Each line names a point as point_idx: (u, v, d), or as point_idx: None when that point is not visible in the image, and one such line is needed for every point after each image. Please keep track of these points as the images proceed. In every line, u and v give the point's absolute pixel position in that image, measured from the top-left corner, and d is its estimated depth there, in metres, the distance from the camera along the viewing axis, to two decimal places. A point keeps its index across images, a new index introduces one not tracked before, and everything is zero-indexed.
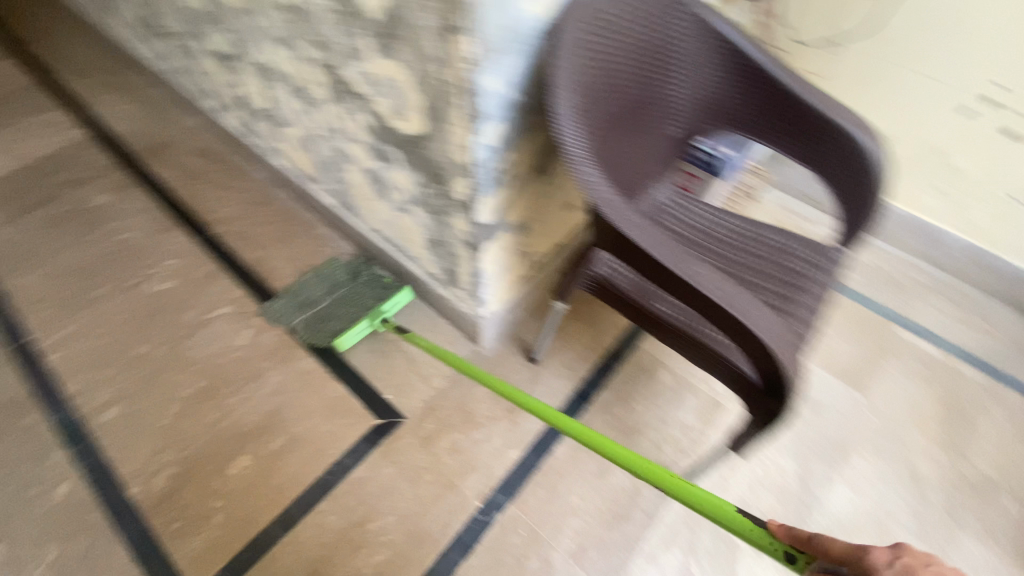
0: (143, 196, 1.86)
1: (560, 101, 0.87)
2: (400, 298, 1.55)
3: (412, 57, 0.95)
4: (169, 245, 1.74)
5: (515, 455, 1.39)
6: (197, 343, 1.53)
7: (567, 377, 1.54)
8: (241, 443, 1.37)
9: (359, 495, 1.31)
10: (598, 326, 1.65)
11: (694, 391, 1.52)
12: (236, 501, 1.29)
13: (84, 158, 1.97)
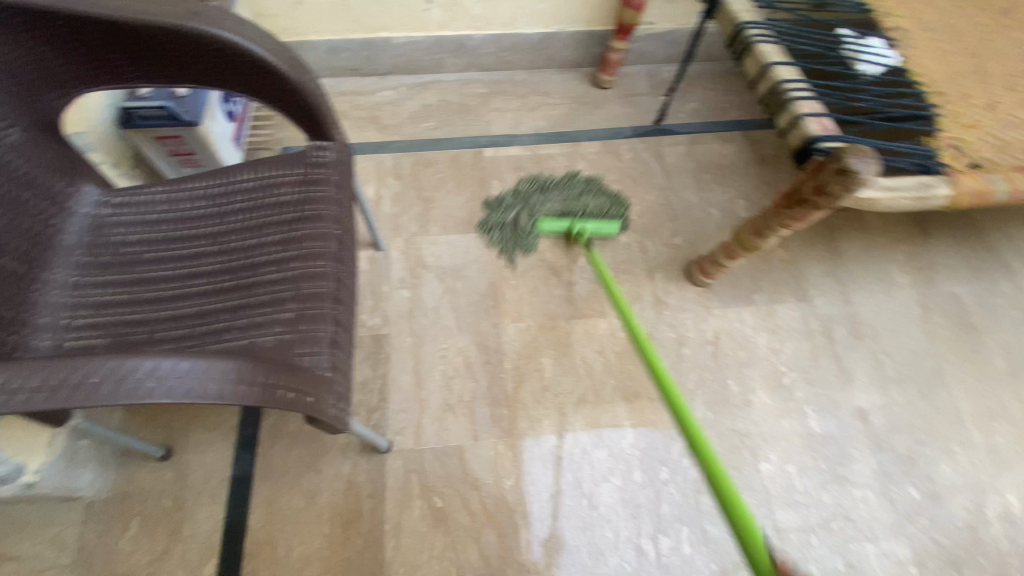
0: (427, 101, 1.40)
1: None
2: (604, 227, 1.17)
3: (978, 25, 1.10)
4: (505, 122, 1.40)
5: None
6: (568, 229, 1.24)
7: None
8: (579, 310, 1.13)
9: (876, 364, 1.10)
10: None
11: None
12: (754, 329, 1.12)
13: (343, 44, 1.34)
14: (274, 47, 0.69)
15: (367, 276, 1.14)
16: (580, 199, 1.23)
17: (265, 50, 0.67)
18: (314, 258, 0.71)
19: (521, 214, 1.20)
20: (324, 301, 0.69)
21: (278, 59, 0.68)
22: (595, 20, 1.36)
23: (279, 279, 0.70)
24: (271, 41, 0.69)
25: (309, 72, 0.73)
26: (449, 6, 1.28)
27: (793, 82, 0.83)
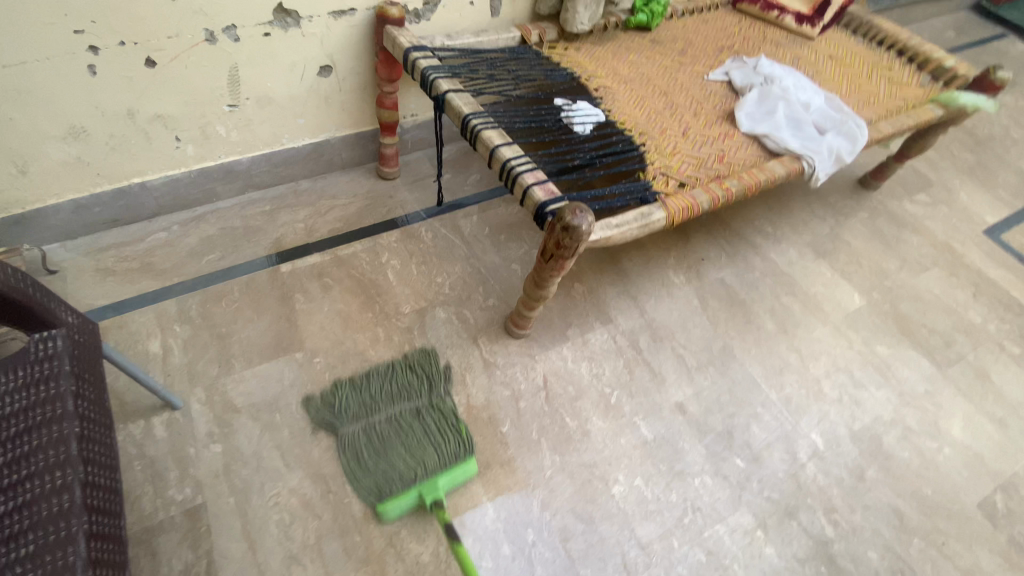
0: (205, 232, 1.33)
1: (826, 117, 1.26)
2: (460, 470, 1.00)
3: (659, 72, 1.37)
4: (298, 234, 1.38)
5: (880, 481, 1.14)
6: (384, 322, 1.24)
7: (792, 306, 1.41)
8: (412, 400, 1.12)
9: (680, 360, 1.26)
10: (801, 269, 1.49)
11: (861, 251, 1.57)
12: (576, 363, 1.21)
13: (90, 199, 1.23)
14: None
15: (168, 443, 1.02)
16: (409, 399, 1.10)
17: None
18: (47, 468, 0.61)
19: (353, 449, 1.02)
20: (70, 518, 0.58)
21: None
22: (360, 122, 1.43)
23: (1, 511, 0.58)
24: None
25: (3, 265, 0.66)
26: (203, 139, 1.25)
27: (517, 158, 0.96)
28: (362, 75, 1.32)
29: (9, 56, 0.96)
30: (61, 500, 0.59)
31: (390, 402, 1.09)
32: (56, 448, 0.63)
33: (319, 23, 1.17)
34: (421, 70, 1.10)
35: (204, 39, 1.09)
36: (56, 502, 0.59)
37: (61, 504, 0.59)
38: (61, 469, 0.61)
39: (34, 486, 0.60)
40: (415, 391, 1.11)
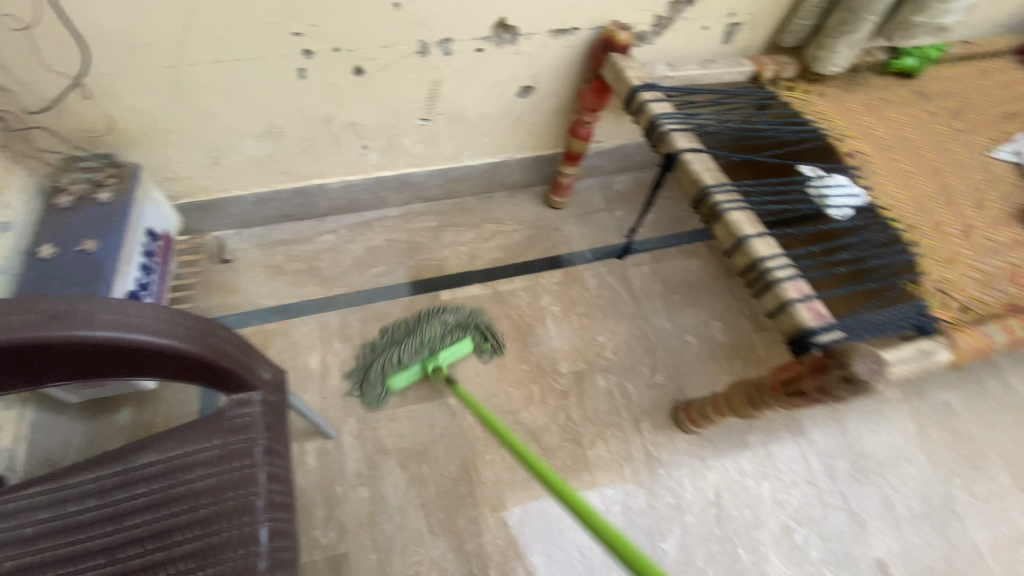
0: (372, 243, 1.29)
1: None
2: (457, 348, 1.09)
3: (932, 139, 1.09)
4: (459, 257, 1.29)
5: None
6: (541, 378, 1.12)
7: None
8: (565, 482, 1.00)
9: (885, 502, 1.04)
10: None
11: None
12: (754, 478, 1.03)
13: (275, 195, 1.21)
14: (168, 321, 0.56)
15: (317, 476, 0.98)
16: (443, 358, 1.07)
17: (154, 331, 0.54)
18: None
19: (370, 356, 1.09)
20: None
21: (177, 337, 0.56)
22: (542, 144, 1.30)
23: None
24: (164, 314, 0.56)
25: (217, 330, 0.60)
26: (387, 149, 1.19)
27: (774, 256, 0.76)
28: (562, 98, 1.18)
29: (228, 53, 0.91)
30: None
31: (420, 319, 1.11)
32: (244, 552, 0.57)
33: (536, 41, 1.03)
34: (651, 115, 0.93)
35: (417, 51, 0.99)
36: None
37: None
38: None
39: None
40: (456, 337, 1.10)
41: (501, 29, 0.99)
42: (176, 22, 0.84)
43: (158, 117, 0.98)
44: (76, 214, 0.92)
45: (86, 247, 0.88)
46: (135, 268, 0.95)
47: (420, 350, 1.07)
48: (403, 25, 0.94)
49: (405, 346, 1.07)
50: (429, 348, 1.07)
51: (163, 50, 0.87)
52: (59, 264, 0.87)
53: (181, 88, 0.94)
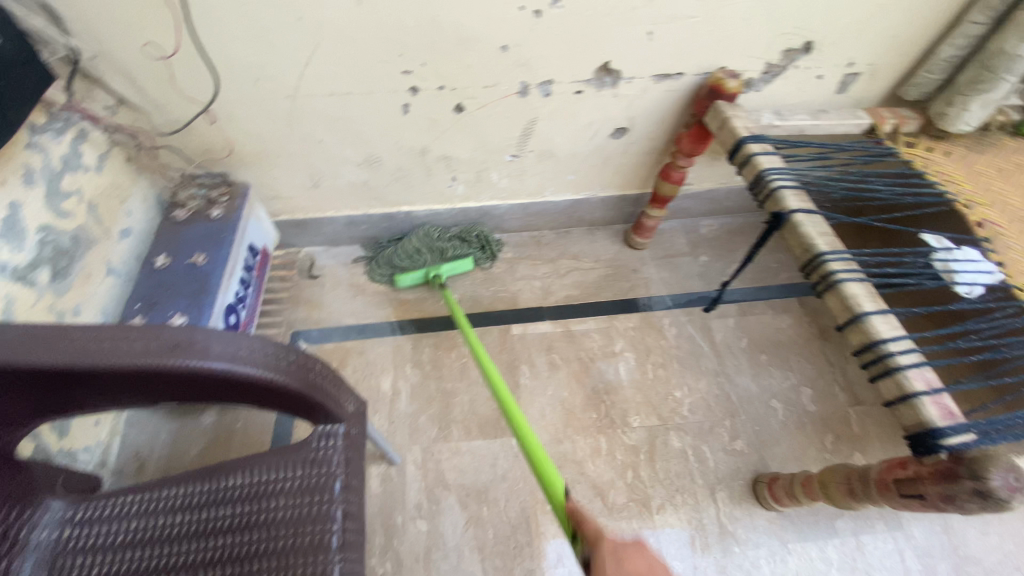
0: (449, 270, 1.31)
1: None
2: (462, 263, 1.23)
3: None
4: (533, 291, 1.28)
5: None
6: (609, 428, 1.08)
7: None
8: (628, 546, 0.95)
9: None
10: None
11: None
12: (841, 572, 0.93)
13: (363, 217, 1.26)
14: (267, 354, 0.58)
15: (379, 503, 0.99)
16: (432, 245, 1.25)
17: (255, 365, 0.56)
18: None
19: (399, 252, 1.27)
20: None
21: (280, 371, 0.58)
22: (629, 184, 1.27)
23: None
24: (270, 348, 0.58)
25: (311, 365, 0.62)
26: (474, 182, 1.21)
27: (896, 338, 0.68)
28: (655, 141, 1.15)
29: (341, 86, 0.95)
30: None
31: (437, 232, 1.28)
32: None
33: (638, 85, 1.01)
34: (758, 168, 0.87)
35: (517, 91, 1.00)
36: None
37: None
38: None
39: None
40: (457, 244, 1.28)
41: (603, 73, 0.98)
42: (298, 58, 0.89)
43: (271, 141, 1.04)
44: (189, 226, 1.01)
45: (197, 261, 0.95)
46: (236, 282, 1.01)
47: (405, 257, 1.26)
48: (506, 66, 0.94)
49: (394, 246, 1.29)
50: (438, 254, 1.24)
51: (283, 82, 0.93)
52: (172, 274, 0.94)
53: (295, 117, 0.99)
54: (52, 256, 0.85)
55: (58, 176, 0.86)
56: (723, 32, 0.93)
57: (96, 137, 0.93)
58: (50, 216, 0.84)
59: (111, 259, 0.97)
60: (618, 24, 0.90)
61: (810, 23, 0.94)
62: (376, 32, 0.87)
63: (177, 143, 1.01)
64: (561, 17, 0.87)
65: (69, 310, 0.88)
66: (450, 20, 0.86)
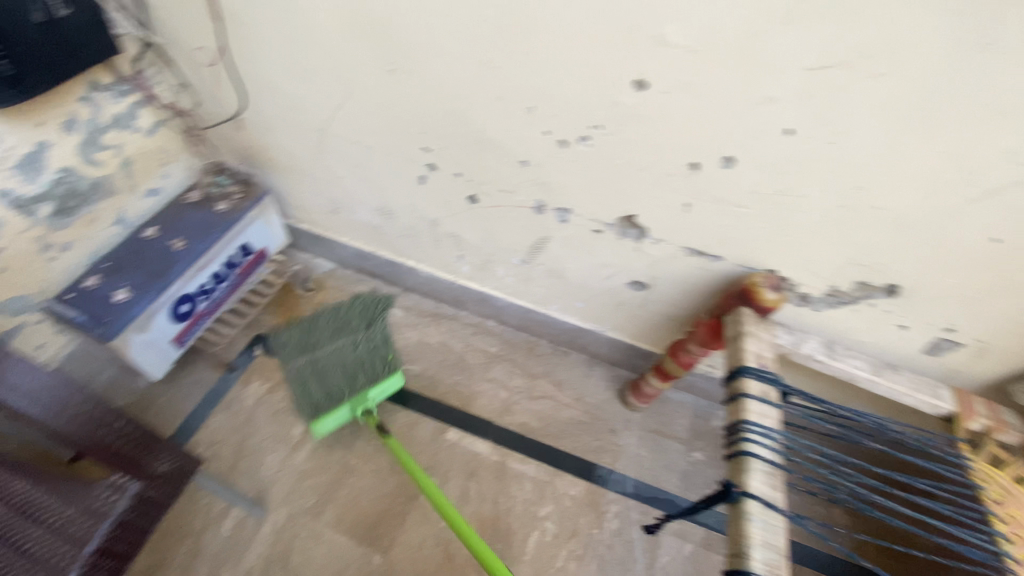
0: (427, 339, 1.24)
1: None
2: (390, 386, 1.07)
3: None
4: (494, 400, 1.16)
5: None
6: None
7: None
8: None
9: None
10: None
11: None
12: None
13: (369, 255, 1.24)
14: (55, 395, 0.57)
15: (218, 548, 0.93)
16: (329, 336, 1.09)
17: (36, 405, 0.55)
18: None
19: (295, 371, 1.06)
20: None
21: (50, 413, 0.56)
22: (641, 338, 1.10)
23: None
24: (53, 383, 0.57)
25: (93, 409, 0.61)
26: (480, 268, 1.12)
27: None
28: (677, 309, 0.97)
29: (364, 139, 0.92)
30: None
31: (332, 334, 1.09)
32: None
33: (665, 249, 0.87)
34: (742, 414, 0.69)
35: (532, 207, 0.91)
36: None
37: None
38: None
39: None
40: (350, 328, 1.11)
41: (627, 223, 0.86)
42: (329, 102, 0.88)
43: (299, 160, 1.05)
44: (194, 210, 1.03)
45: (174, 245, 0.97)
46: (207, 274, 1.01)
47: (346, 378, 1.06)
48: (525, 180, 0.86)
49: (327, 379, 1.05)
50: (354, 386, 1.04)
51: (315, 116, 0.93)
52: (150, 248, 0.97)
53: (322, 149, 0.99)
54: (62, 195, 0.91)
55: (103, 130, 0.93)
56: (779, 234, 0.76)
57: (156, 107, 1.00)
58: (77, 161, 0.91)
59: (125, 210, 1.02)
60: (651, 183, 0.77)
61: (897, 266, 0.73)
62: (401, 104, 0.83)
63: (223, 131, 1.06)
64: (589, 154, 0.77)
65: (60, 247, 0.93)
66: (472, 117, 0.79)
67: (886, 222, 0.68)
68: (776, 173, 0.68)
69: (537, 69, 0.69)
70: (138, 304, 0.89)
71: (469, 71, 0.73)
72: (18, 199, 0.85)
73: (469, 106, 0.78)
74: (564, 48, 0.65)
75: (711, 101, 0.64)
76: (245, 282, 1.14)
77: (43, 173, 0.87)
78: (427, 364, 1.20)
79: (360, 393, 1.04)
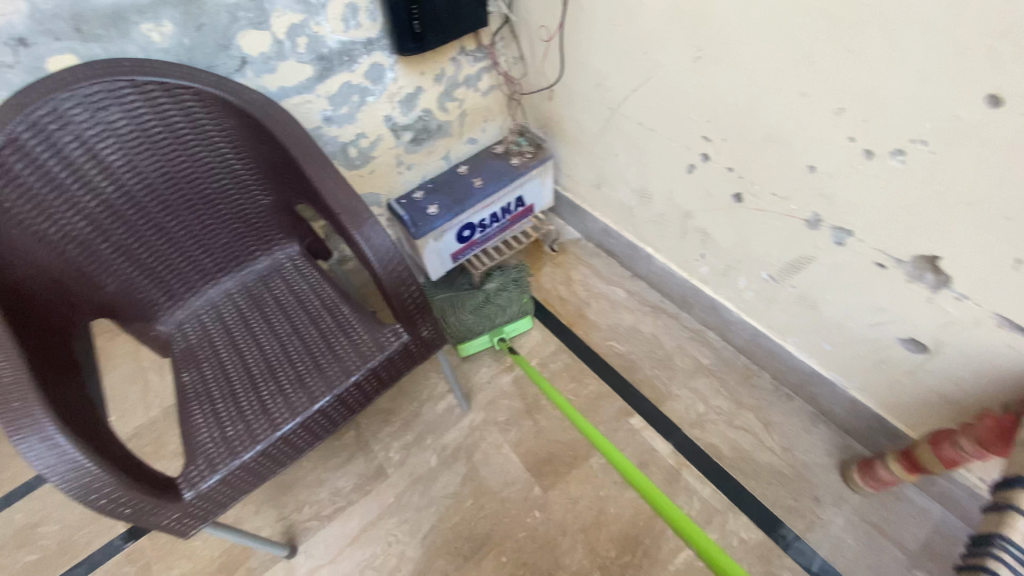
0: (642, 326, 1.26)
1: None
2: (520, 326, 1.26)
3: None
4: (689, 407, 1.12)
5: None
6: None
7: None
8: None
9: None
10: None
11: None
12: None
13: (615, 234, 1.32)
14: (388, 255, 0.78)
15: (431, 419, 1.17)
16: (482, 308, 1.25)
17: (374, 254, 0.78)
18: (271, 419, 0.78)
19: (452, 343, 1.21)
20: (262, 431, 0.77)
21: (381, 265, 0.78)
22: (893, 410, 0.91)
23: (244, 410, 0.80)
24: (388, 247, 0.78)
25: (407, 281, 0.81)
26: (720, 273, 1.09)
27: None
28: (960, 391, 0.78)
29: (650, 121, 0.99)
30: (243, 445, 0.76)
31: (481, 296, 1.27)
32: (289, 414, 0.79)
33: (972, 310, 0.70)
34: (1001, 529, 0.53)
35: (805, 220, 0.84)
36: (239, 446, 0.76)
37: (236, 451, 0.75)
38: (269, 427, 0.77)
39: (257, 421, 0.78)
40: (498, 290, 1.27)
41: (926, 265, 0.72)
42: (630, 83, 0.97)
43: (585, 134, 1.18)
44: (496, 160, 1.27)
45: (475, 183, 1.21)
46: (489, 212, 1.24)
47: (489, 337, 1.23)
48: (806, 190, 0.80)
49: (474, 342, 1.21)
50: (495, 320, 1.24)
51: (613, 96, 1.03)
52: (459, 181, 1.23)
53: (607, 126, 1.10)
54: (419, 128, 1.23)
55: (457, 86, 1.22)
56: None
57: (495, 73, 1.25)
58: (434, 105, 1.21)
59: (450, 151, 1.32)
60: (972, 224, 0.63)
61: None
62: (697, 92, 0.86)
63: (535, 100, 1.26)
64: (899, 173, 0.67)
65: (406, 165, 1.27)
66: (767, 114, 0.78)
67: None
68: None
69: (860, 71, 0.63)
70: (440, 218, 1.15)
71: (781, 64, 0.71)
72: (395, 124, 1.19)
73: (769, 101, 0.76)
74: (905, 47, 0.58)
75: None
76: (510, 229, 1.35)
77: (413, 109, 1.19)
78: (634, 348, 1.23)
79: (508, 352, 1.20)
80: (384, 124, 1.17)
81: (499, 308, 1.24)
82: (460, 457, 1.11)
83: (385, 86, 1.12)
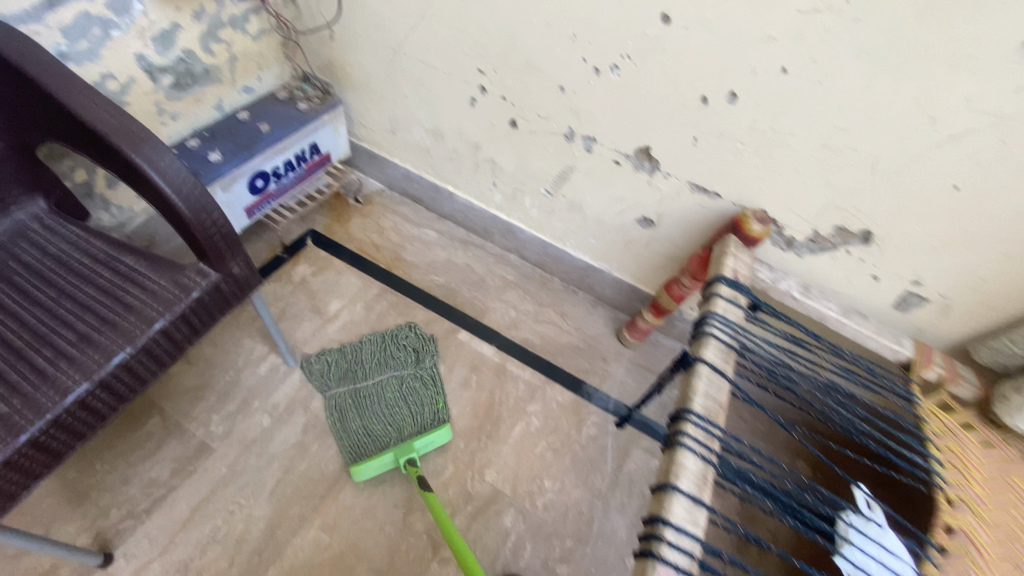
0: (453, 259, 1.39)
1: None
2: (434, 438, 1.03)
3: None
4: (503, 316, 1.29)
5: None
6: (463, 466, 1.06)
7: None
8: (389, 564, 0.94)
9: None
10: None
11: None
12: None
13: (416, 178, 1.40)
14: (186, 183, 0.73)
15: (253, 382, 1.10)
16: (375, 373, 1.12)
17: (167, 180, 0.72)
18: (58, 385, 0.68)
19: (336, 398, 1.08)
20: (47, 400, 0.66)
21: (177, 194, 0.72)
22: (643, 279, 1.22)
23: (14, 384, 0.67)
24: (185, 175, 0.73)
25: (213, 212, 0.76)
26: (510, 197, 1.27)
27: (681, 529, 0.59)
28: (677, 248, 1.09)
29: (430, 59, 1.09)
30: (24, 420, 0.64)
31: (377, 365, 1.13)
32: (81, 376, 0.69)
33: (673, 184, 0.99)
34: (709, 308, 0.81)
35: (563, 134, 1.05)
36: (17, 422, 0.64)
37: (15, 427, 0.64)
38: (57, 394, 0.67)
39: (38, 392, 0.67)
40: (404, 368, 1.13)
41: (643, 155, 0.99)
42: (408, 22, 1.05)
43: (372, 79, 1.23)
44: (280, 105, 1.23)
45: (261, 128, 1.15)
46: (283, 158, 1.19)
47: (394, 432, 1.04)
48: (560, 109, 1.01)
49: (366, 416, 1.06)
50: (401, 434, 1.04)
51: (393, 36, 1.10)
52: (242, 127, 1.16)
53: (392, 67, 1.17)
54: (181, 72, 1.10)
55: (221, 26, 1.12)
56: (770, 171, 0.87)
57: (264, 15, 1.19)
58: (197, 47, 1.10)
59: (223, 100, 1.21)
60: (663, 117, 0.90)
61: (870, 210, 0.83)
62: (467, 27, 0.99)
63: (314, 44, 1.24)
64: (617, 84, 0.90)
65: (170, 115, 1.13)
66: (524, 43, 0.95)
67: (858, 164, 0.79)
68: (773, 110, 0.80)
69: (580, 2, 0.83)
70: (227, 164, 1.07)
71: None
72: (151, 65, 1.04)
73: (523, 32, 0.93)
74: None
75: (721, 37, 0.77)
76: (308, 179, 1.32)
77: (171, 49, 1.06)
78: (450, 278, 1.35)
79: (406, 443, 1.01)
80: (136, 64, 1.02)
81: (406, 384, 1.11)
82: (296, 409, 1.07)
83: (133, 19, 0.97)
